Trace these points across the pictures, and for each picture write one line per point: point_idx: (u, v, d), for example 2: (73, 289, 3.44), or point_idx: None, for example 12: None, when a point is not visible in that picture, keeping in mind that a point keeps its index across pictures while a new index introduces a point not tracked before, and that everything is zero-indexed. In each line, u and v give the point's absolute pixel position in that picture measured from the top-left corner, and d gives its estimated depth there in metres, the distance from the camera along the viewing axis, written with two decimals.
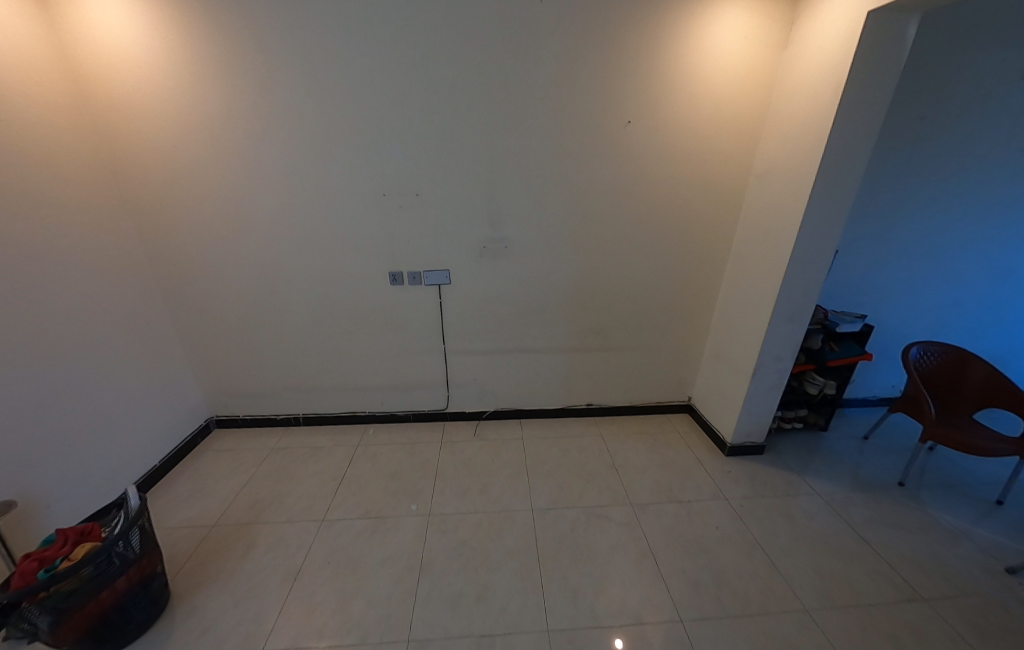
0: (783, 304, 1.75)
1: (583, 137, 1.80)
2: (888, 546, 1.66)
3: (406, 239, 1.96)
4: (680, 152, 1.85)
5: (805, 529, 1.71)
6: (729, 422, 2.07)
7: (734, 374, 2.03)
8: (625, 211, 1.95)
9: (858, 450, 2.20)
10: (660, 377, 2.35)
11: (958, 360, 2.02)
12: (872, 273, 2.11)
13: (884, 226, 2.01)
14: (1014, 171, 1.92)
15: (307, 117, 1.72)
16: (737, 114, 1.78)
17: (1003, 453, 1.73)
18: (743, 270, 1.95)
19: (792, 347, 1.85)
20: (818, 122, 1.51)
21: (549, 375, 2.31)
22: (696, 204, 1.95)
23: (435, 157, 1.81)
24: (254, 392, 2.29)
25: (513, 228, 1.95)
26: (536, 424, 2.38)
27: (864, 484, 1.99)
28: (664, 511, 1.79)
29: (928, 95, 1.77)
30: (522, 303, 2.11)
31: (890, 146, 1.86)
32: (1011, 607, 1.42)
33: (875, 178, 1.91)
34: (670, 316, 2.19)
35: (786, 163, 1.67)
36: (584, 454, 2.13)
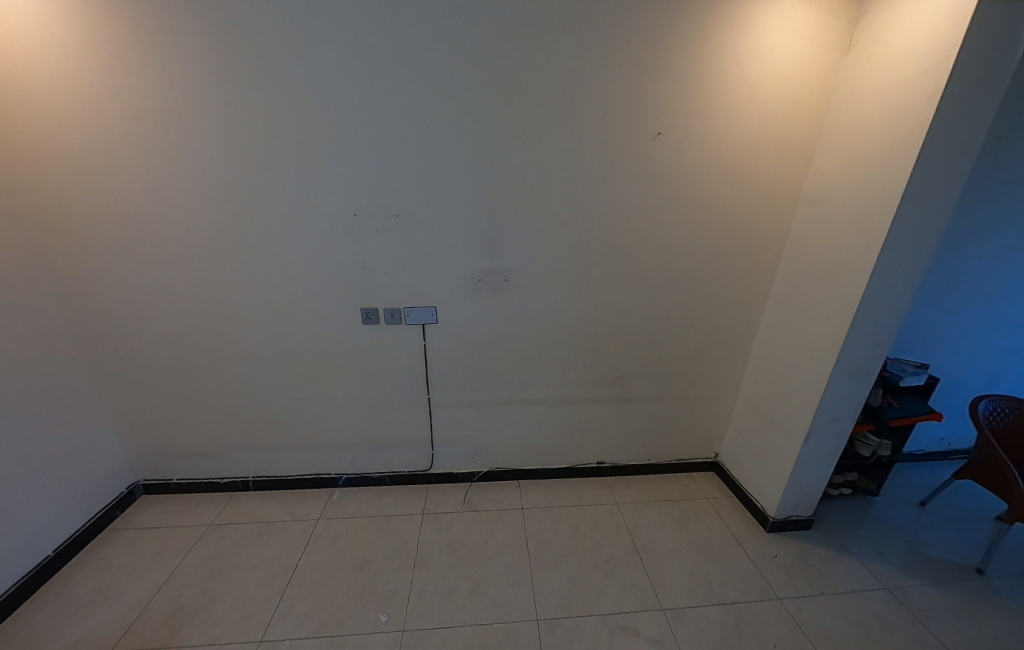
0: (849, 356, 1.41)
1: (604, 150, 1.48)
2: None
3: (384, 269, 1.58)
4: (720, 173, 1.54)
5: (888, 647, 1.33)
6: (772, 493, 1.71)
7: (778, 435, 1.68)
8: (651, 241, 1.62)
9: (918, 522, 1.84)
10: (684, 432, 1.99)
11: None
12: (932, 316, 1.80)
13: (951, 261, 1.70)
14: None
15: (261, 119, 1.35)
16: (788, 127, 1.49)
17: None
18: (790, 312, 1.62)
19: (854, 407, 1.51)
20: (902, 138, 1.20)
21: (554, 429, 1.93)
22: (734, 233, 1.63)
23: (420, 172, 1.45)
24: (193, 451, 1.86)
25: (516, 258, 1.60)
26: (537, 488, 1.99)
27: (937, 569, 1.62)
28: (706, 622, 1.39)
29: (1007, 112, 1.49)
30: (524, 346, 1.75)
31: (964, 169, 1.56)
32: None
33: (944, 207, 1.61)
34: (700, 362, 1.84)
35: (854, 188, 1.36)
36: (598, 532, 1.74)
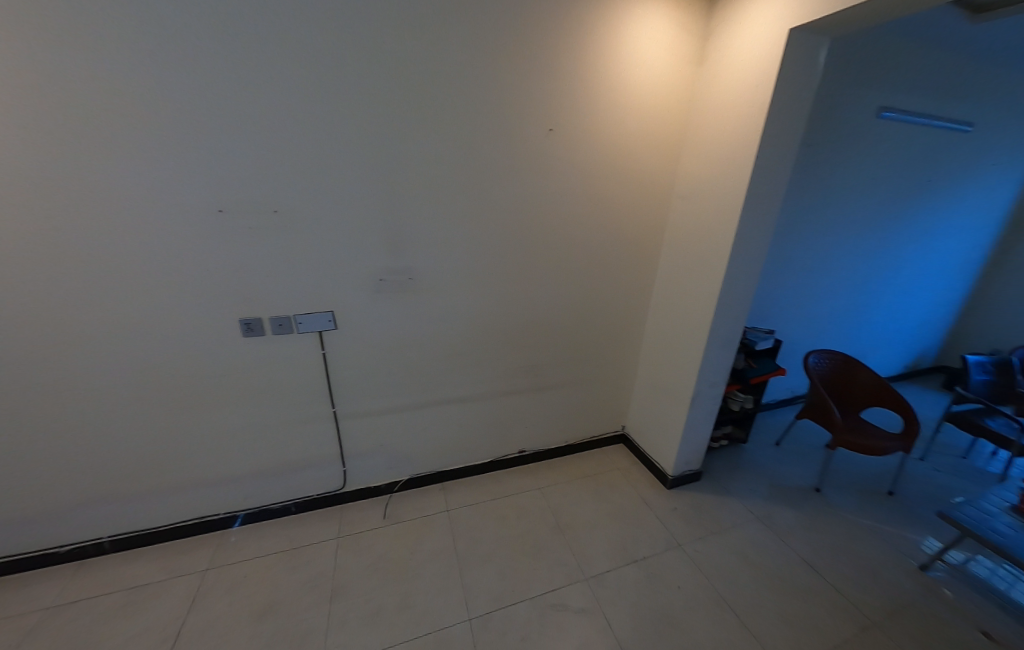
0: (718, 329, 1.65)
1: (501, 144, 1.48)
2: (829, 564, 1.64)
3: (266, 272, 1.38)
4: (608, 169, 1.65)
5: (759, 565, 1.61)
6: (669, 454, 1.94)
7: (670, 403, 1.89)
8: (552, 234, 1.69)
9: (775, 458, 2.26)
10: (595, 411, 2.14)
11: (847, 364, 2.11)
12: (775, 290, 2.19)
13: (785, 244, 2.09)
14: (870, 195, 2.18)
15: (67, 87, 1.05)
16: (660, 129, 1.66)
17: (894, 451, 1.79)
18: (673, 294, 1.83)
19: (724, 372, 1.77)
20: (745, 141, 1.43)
21: (475, 426, 1.92)
22: (623, 225, 1.78)
23: (299, 161, 1.29)
24: (8, 522, 1.42)
25: (420, 254, 1.53)
26: (462, 487, 1.96)
27: (788, 493, 2.02)
28: (624, 581, 1.53)
29: (814, 125, 1.86)
30: (435, 346, 1.69)
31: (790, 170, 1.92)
32: (934, 607, 1.48)
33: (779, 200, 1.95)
34: (604, 345, 1.98)
35: (712, 184, 1.58)
36: (524, 520, 1.78)
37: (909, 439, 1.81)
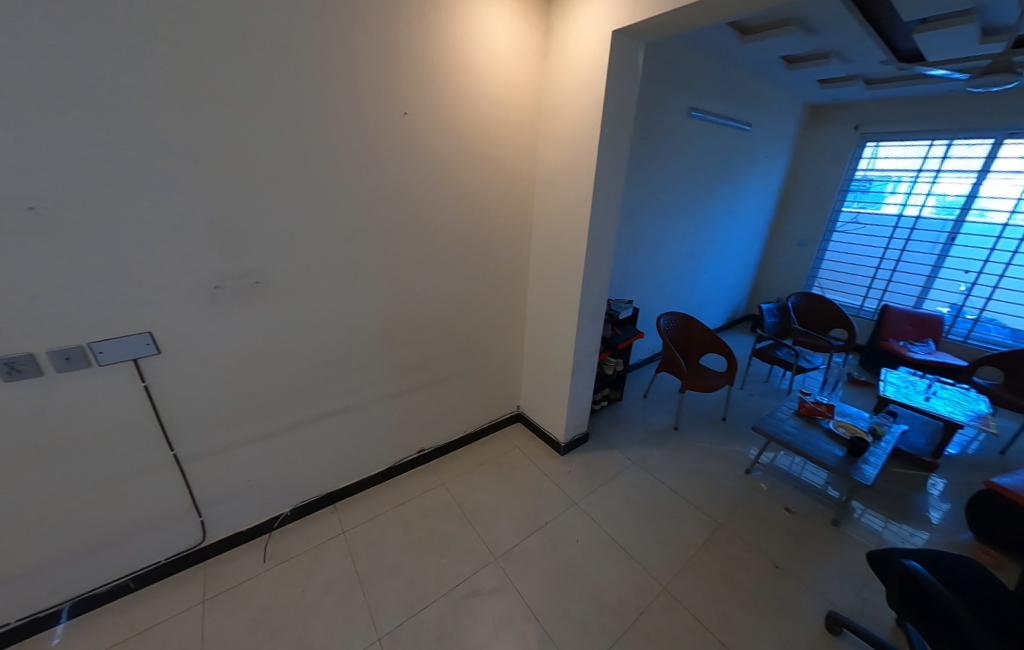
0: (586, 304, 1.82)
1: (351, 127, 1.34)
2: (688, 486, 2.00)
3: (24, 291, 1.00)
4: (471, 156, 1.65)
5: (638, 501, 1.88)
6: (560, 423, 2.10)
7: (554, 376, 2.04)
8: (423, 224, 1.62)
9: (644, 408, 2.64)
10: (489, 396, 2.19)
11: (686, 321, 2.53)
12: (630, 265, 2.52)
13: (632, 224, 2.40)
14: (690, 181, 2.64)
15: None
16: (516, 118, 1.71)
17: (722, 386, 2.25)
18: (546, 275, 1.95)
19: (596, 341, 1.98)
20: (589, 131, 1.58)
21: (365, 435, 1.78)
22: (494, 212, 1.81)
23: (60, 139, 0.95)
24: None
25: (265, 253, 1.31)
26: (359, 503, 1.81)
27: (656, 435, 2.38)
28: (530, 550, 1.62)
29: (643, 120, 2.15)
30: (303, 356, 1.49)
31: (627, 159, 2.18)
32: (755, 498, 1.94)
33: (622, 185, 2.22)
34: (490, 331, 2.02)
35: (567, 171, 1.71)
36: (429, 519, 1.74)
37: (731, 374, 2.28)
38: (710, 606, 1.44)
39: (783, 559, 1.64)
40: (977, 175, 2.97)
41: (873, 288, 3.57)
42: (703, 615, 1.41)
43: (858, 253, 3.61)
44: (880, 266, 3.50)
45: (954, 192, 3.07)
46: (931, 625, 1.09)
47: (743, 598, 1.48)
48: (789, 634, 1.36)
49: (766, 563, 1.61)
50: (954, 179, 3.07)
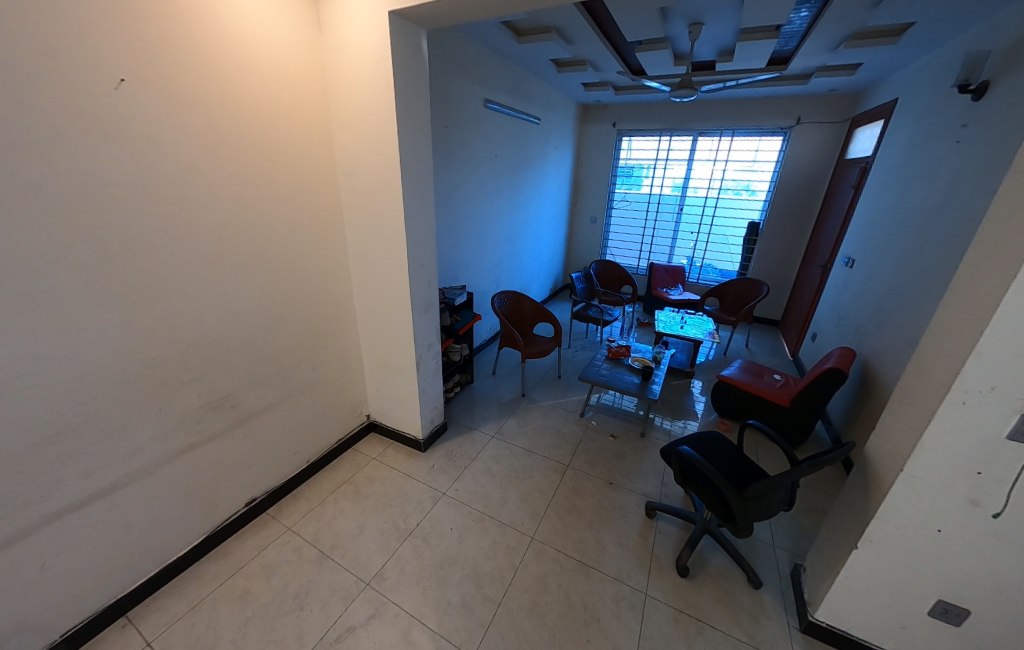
0: (418, 297, 1.79)
1: (18, 94, 0.89)
2: (539, 442, 2.26)
3: None
4: (242, 140, 1.34)
5: (501, 471, 2.03)
6: (415, 421, 2.05)
7: (399, 376, 1.96)
8: (185, 228, 1.25)
9: (495, 384, 2.82)
10: (329, 414, 1.95)
11: (516, 298, 2.78)
12: (457, 252, 2.60)
13: (450, 213, 2.46)
14: (497, 168, 2.86)
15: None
16: (296, 97, 1.48)
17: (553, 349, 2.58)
18: (369, 273, 1.82)
19: (435, 332, 1.98)
20: (384, 117, 1.50)
21: (153, 514, 1.34)
22: (288, 207, 1.55)
23: None
24: None
25: None
26: (167, 598, 1.39)
27: (508, 405, 2.58)
28: (404, 559, 1.56)
29: (440, 111, 2.18)
30: (3, 441, 0.99)
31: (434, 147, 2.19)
32: (589, 435, 2.34)
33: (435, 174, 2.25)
34: (315, 342, 1.77)
35: (370, 158, 1.60)
36: (276, 577, 1.47)
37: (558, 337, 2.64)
38: (569, 536, 1.69)
39: (613, 475, 2.04)
40: (687, 163, 4.14)
41: (643, 251, 4.65)
42: (564, 546, 1.65)
43: (630, 224, 4.62)
44: (644, 234, 4.57)
45: (678, 175, 4.23)
46: (705, 491, 1.54)
47: (590, 519, 1.78)
48: (623, 532, 1.72)
49: (603, 484, 1.99)
50: (676, 166, 4.20)
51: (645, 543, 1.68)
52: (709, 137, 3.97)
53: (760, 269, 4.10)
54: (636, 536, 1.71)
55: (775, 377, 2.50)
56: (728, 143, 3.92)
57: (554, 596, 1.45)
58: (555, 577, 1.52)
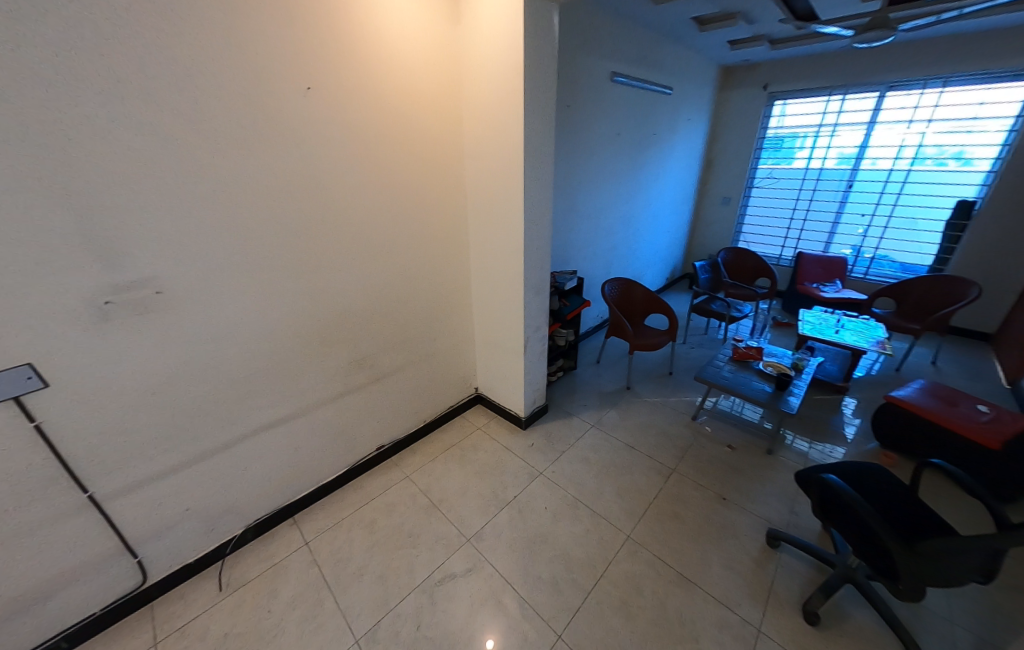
0: (530, 278, 1.81)
1: (244, 107, 1.16)
2: (642, 440, 2.12)
3: None
4: (389, 132, 1.52)
5: (599, 462, 1.97)
6: (518, 399, 2.12)
7: (507, 354, 2.04)
8: (346, 210, 1.48)
9: (598, 373, 2.74)
10: (443, 382, 2.15)
11: (628, 285, 2.63)
12: (570, 236, 2.55)
13: (567, 196, 2.43)
14: (619, 147, 2.70)
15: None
16: (434, 90, 1.60)
17: (666, 342, 2.37)
18: (487, 254, 1.90)
19: (544, 315, 1.99)
20: (510, 101, 1.53)
21: (313, 442, 1.67)
22: (423, 192, 1.71)
23: None
24: None
25: (159, 260, 1.13)
26: (319, 510, 1.73)
27: (611, 396, 2.49)
28: (500, 526, 1.65)
29: (565, 90, 2.13)
30: (229, 370, 1.34)
31: (564, 127, 2.21)
32: (701, 442, 2.10)
33: (565, 156, 2.29)
34: (436, 316, 1.96)
35: (495, 142, 1.65)
36: (395, 514, 1.71)
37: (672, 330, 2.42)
38: (669, 544, 1.57)
39: (729, 492, 1.80)
40: (866, 127, 3.30)
41: (789, 238, 3.92)
42: (663, 553, 1.53)
43: (774, 206, 3.92)
44: (793, 218, 3.83)
45: (849, 143, 3.40)
46: (847, 532, 1.26)
47: (696, 532, 1.62)
48: (736, 555, 1.52)
49: (714, 498, 1.77)
50: (848, 132, 3.39)
51: (764, 574, 1.46)
52: (905, 91, 3.07)
53: (971, 264, 3.07)
54: (753, 564, 1.49)
55: (978, 408, 1.86)
56: (934, 96, 2.98)
57: (647, 602, 1.37)
58: (650, 582, 1.43)
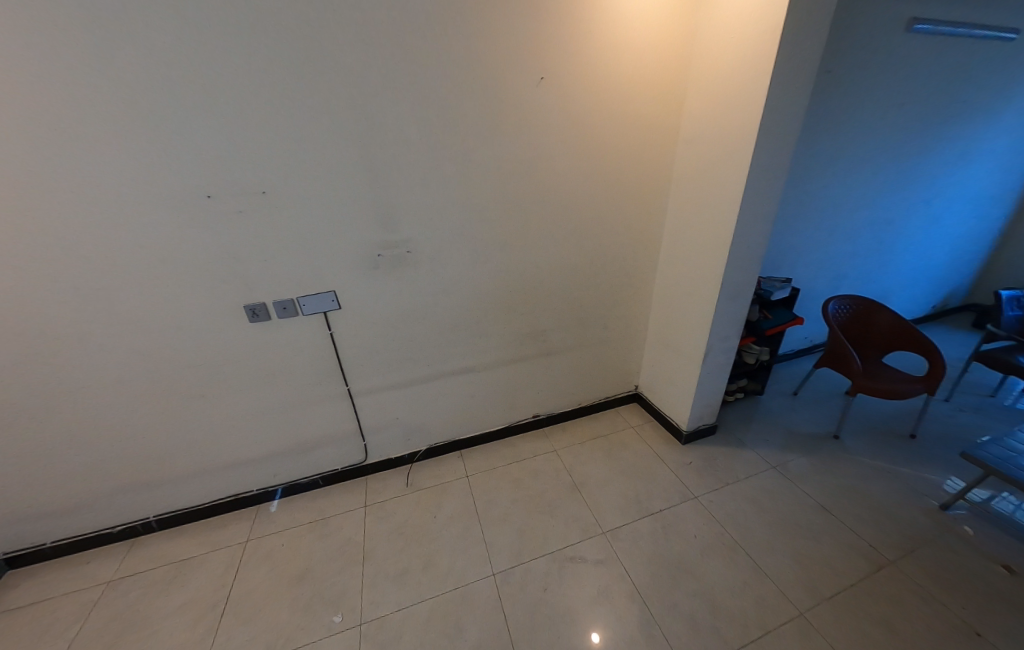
0: (730, 280, 1.56)
1: (488, 101, 1.35)
2: (845, 507, 1.63)
3: (262, 256, 1.34)
4: (603, 117, 1.50)
5: (774, 512, 1.63)
6: (683, 410, 1.94)
7: (681, 359, 1.86)
8: (552, 193, 1.58)
9: (791, 407, 2.24)
10: (605, 373, 2.14)
11: (865, 309, 2.02)
12: (787, 236, 2.11)
13: (800, 187, 2.00)
14: (894, 124, 2.03)
15: (40, 83, 0.99)
16: (659, 67, 1.47)
17: (916, 394, 1.73)
18: (681, 248, 1.73)
19: (737, 325, 1.71)
20: (755, 71, 1.25)
21: (486, 395, 1.93)
22: (626, 179, 1.64)
23: (276, 138, 1.20)
24: (57, 509, 1.49)
25: (415, 226, 1.46)
26: (480, 453, 2.02)
27: (805, 440, 2.00)
28: (639, 533, 1.57)
29: (828, 57, 1.73)
30: (440, 319, 1.66)
31: (819, 101, 1.81)
32: (953, 545, 1.48)
33: (812, 138, 1.89)
34: (612, 306, 1.93)
35: (722, 123, 1.40)
36: (540, 481, 1.83)
37: (931, 381, 1.74)
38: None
39: (997, 632, 1.22)
40: None
41: None
42: None
43: None
44: None
45: None
46: None
47: None
48: None
49: (964, 628, 1.23)
50: None
51: None
52: None
53: None
54: None
55: None
56: None
57: None
58: None
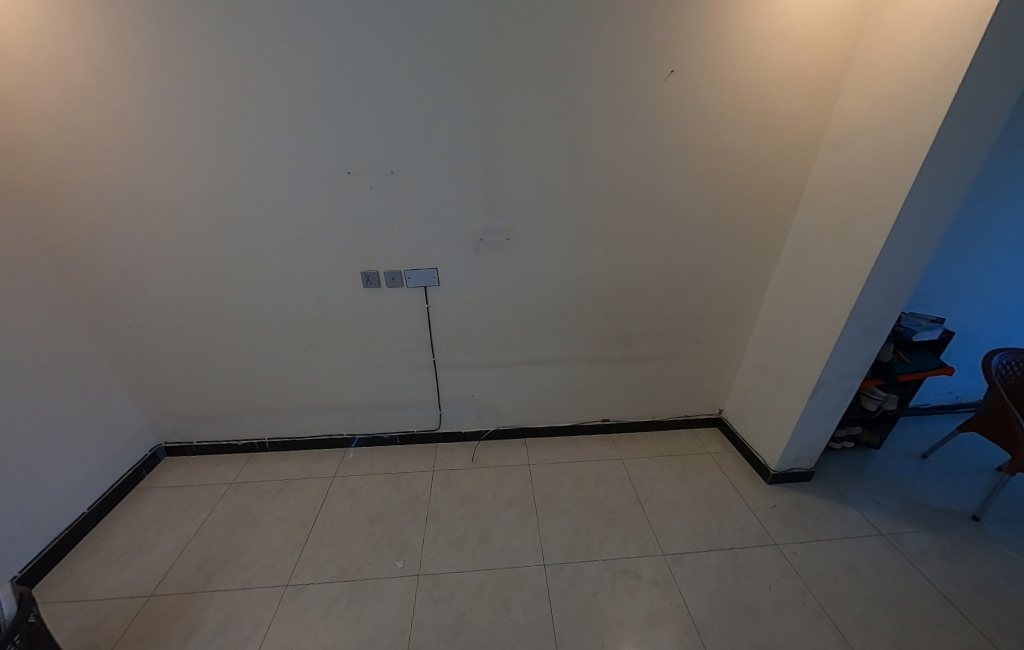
0: (864, 310, 1.34)
1: (610, 94, 1.33)
2: (980, 606, 1.33)
3: (384, 230, 1.51)
4: (733, 117, 1.38)
5: (877, 586, 1.39)
6: (774, 447, 1.74)
7: (782, 390, 1.67)
8: (662, 195, 1.51)
9: (916, 471, 1.88)
10: (687, 390, 2.01)
11: None
12: (945, 266, 1.76)
13: (975, 212, 1.65)
14: None
15: (246, 73, 1.24)
16: (811, 62, 1.31)
17: None
18: (803, 267, 1.54)
19: (862, 363, 1.47)
20: (941, 69, 1.03)
21: (559, 389, 1.94)
22: (748, 187, 1.51)
23: (413, 124, 1.33)
24: (206, 417, 1.86)
25: (519, 216, 1.51)
26: (544, 445, 2.04)
27: (931, 513, 1.67)
28: (703, 565, 1.46)
29: None
30: (528, 309, 1.71)
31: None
32: None
33: (1008, 154, 1.54)
34: (708, 321, 1.80)
35: (884, 129, 1.19)
36: (602, 486, 1.80)
37: None
38: None
39: None
40: None
41: None
42: None
43: None
44: None
45: None
46: None
47: None
48: None
49: None
50: None
51: None
52: None
53: None
54: None
55: None
56: None
57: None
58: None
